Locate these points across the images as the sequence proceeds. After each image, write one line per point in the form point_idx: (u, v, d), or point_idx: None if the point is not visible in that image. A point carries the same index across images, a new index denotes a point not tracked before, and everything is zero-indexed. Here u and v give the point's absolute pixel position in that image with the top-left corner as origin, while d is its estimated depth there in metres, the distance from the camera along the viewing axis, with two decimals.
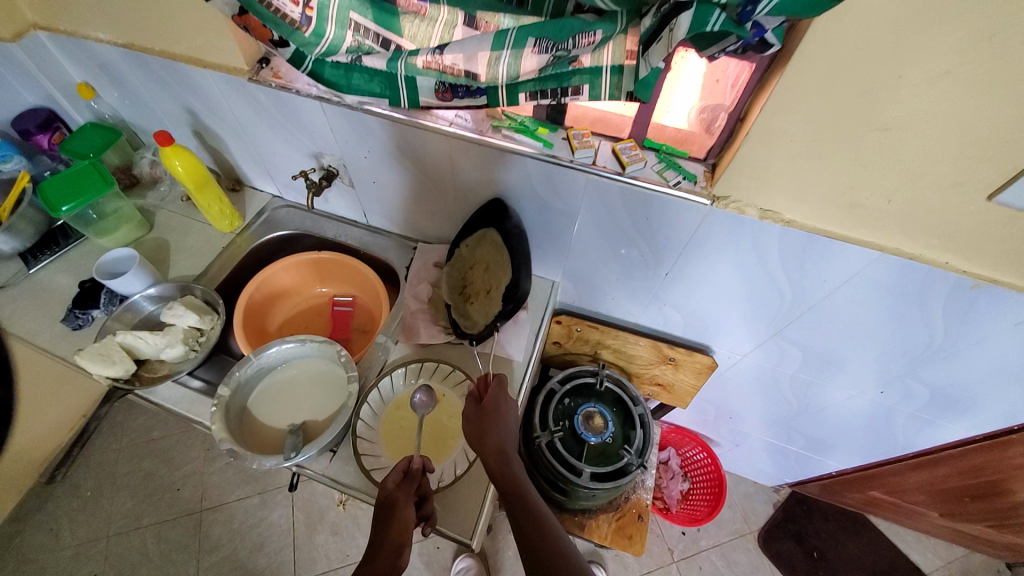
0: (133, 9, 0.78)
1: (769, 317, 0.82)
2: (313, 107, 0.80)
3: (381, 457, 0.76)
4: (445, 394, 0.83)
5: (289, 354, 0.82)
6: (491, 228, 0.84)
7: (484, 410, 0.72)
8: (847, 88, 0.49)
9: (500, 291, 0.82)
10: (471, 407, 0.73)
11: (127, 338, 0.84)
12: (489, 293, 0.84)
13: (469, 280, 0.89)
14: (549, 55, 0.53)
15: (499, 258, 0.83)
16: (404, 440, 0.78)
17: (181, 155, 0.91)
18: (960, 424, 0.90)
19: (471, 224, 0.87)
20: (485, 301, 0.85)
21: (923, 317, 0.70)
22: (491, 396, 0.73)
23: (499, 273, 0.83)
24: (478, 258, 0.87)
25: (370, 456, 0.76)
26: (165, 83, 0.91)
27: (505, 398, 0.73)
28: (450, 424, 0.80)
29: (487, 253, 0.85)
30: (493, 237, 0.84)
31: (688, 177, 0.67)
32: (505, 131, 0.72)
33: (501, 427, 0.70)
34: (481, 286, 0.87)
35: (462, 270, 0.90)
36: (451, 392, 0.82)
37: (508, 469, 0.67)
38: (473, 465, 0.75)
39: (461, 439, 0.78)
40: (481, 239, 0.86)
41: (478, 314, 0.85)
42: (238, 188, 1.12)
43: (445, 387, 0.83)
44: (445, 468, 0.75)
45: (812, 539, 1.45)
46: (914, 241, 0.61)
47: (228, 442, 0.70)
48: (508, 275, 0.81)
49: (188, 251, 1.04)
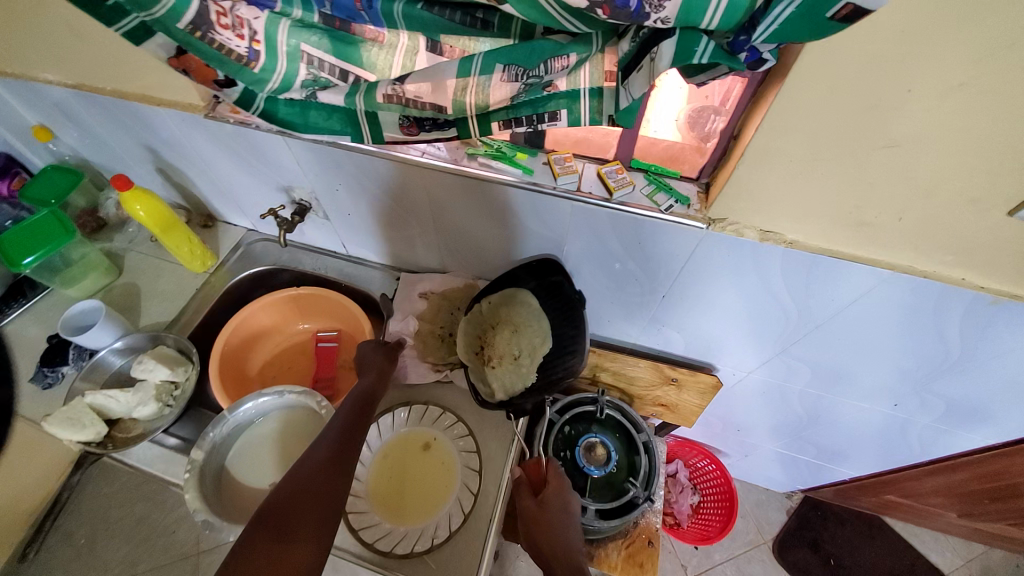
0: (81, 49, 0.73)
1: (774, 336, 0.78)
2: (276, 141, 0.75)
3: (369, 514, 0.71)
4: (436, 438, 0.78)
5: (266, 407, 0.78)
6: (525, 290, 0.81)
7: (547, 506, 0.72)
8: (849, 105, 0.45)
9: (536, 362, 0.77)
10: (529, 503, 0.73)
11: (96, 398, 0.80)
12: (519, 360, 0.80)
13: (490, 341, 0.83)
14: (521, 83, 0.49)
15: (533, 323, 0.79)
16: (396, 489, 0.74)
17: (141, 200, 0.87)
18: (980, 433, 0.86)
19: (499, 282, 0.83)
20: (512, 368, 0.80)
21: (938, 332, 0.65)
22: (551, 488, 0.74)
23: (536, 340, 0.79)
24: (503, 319, 0.82)
25: (359, 514, 0.71)
26: (124, 123, 0.86)
27: (562, 491, 0.75)
28: (443, 474, 0.75)
29: (517, 315, 0.81)
30: (526, 298, 0.80)
31: (681, 200, 0.62)
32: (481, 159, 0.67)
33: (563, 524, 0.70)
34: (505, 350, 0.81)
35: (484, 327, 0.84)
36: (445, 438, 0.78)
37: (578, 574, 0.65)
38: (469, 518, 0.71)
39: (455, 488, 0.74)
40: (509, 298, 0.82)
41: (499, 382, 0.79)
42: (210, 224, 1.07)
43: (438, 433, 0.79)
44: (440, 521, 0.71)
45: (829, 546, 1.41)
46: (927, 258, 0.56)
47: (202, 512, 0.66)
48: (549, 346, 0.77)
49: (162, 295, 0.99)
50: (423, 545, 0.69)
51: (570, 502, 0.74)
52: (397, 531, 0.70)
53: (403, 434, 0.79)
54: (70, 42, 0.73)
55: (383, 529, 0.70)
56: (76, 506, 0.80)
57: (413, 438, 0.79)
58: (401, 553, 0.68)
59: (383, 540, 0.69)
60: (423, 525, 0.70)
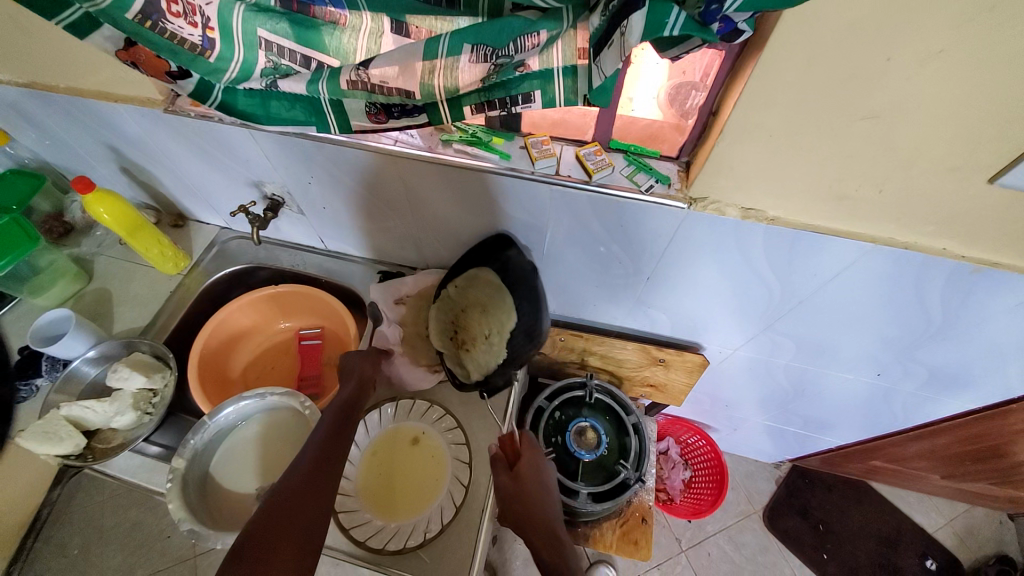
0: (26, 44, 0.69)
1: (759, 313, 0.78)
2: (242, 134, 0.72)
3: (360, 512, 0.71)
4: (425, 432, 0.78)
5: (249, 410, 0.77)
6: (488, 267, 0.75)
7: (522, 482, 0.69)
8: (829, 76, 0.44)
9: (504, 338, 0.71)
10: (503, 480, 0.70)
11: (71, 410, 0.79)
12: (490, 341, 0.73)
13: (462, 323, 0.78)
14: (491, 64, 0.46)
15: (497, 299, 0.72)
16: (385, 485, 0.73)
17: (105, 202, 0.83)
18: (961, 398, 0.87)
19: (462, 264, 0.79)
20: (485, 349, 0.74)
21: (921, 302, 0.66)
22: (525, 465, 0.71)
23: (502, 317, 0.71)
24: (472, 299, 0.77)
25: (349, 513, 0.70)
26: (81, 121, 0.81)
27: (538, 464, 0.72)
28: (432, 468, 0.75)
29: (482, 294, 0.75)
30: (489, 275, 0.74)
31: (662, 180, 0.61)
32: (457, 146, 0.66)
33: (538, 499, 0.68)
34: (478, 331, 0.75)
35: (454, 312, 0.80)
36: (434, 432, 0.78)
37: (559, 553, 0.64)
38: (461, 510, 0.71)
39: (446, 481, 0.73)
40: (472, 278, 0.77)
41: (476, 364, 0.76)
42: (181, 224, 1.03)
43: (426, 427, 0.78)
44: (431, 515, 0.70)
45: (818, 512, 1.45)
46: (908, 229, 0.56)
47: (188, 521, 0.65)
48: (514, 319, 0.69)
49: (135, 300, 0.96)
50: (416, 541, 0.68)
51: (546, 476, 0.72)
52: (389, 528, 0.70)
53: (390, 430, 0.78)
54: (12, 37, 0.68)
55: (374, 526, 0.70)
56: (65, 517, 0.79)
57: (401, 434, 0.78)
58: (394, 549, 0.68)
59: (375, 537, 0.69)
60: (414, 519, 0.70)
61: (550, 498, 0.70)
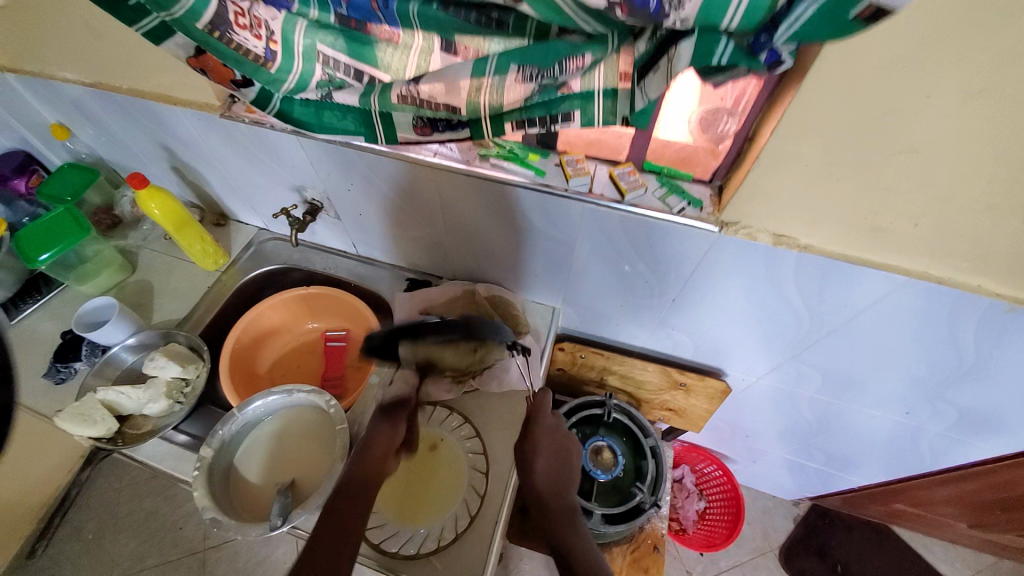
0: (100, 48, 0.74)
1: (785, 341, 0.77)
2: (289, 141, 0.76)
3: (377, 514, 0.72)
4: (444, 439, 0.79)
5: (274, 405, 0.79)
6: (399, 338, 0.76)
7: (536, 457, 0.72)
8: (866, 110, 0.45)
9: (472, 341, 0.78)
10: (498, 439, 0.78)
11: (107, 394, 0.82)
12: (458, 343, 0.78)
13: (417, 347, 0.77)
14: (536, 83, 0.48)
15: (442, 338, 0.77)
16: (402, 491, 0.74)
17: (158, 198, 0.89)
18: (993, 443, 0.84)
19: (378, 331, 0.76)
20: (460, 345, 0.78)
21: (955, 340, 0.65)
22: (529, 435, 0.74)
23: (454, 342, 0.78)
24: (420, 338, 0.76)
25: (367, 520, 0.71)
26: (140, 123, 0.87)
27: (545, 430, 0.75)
28: (448, 479, 0.75)
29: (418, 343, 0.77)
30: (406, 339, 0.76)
31: (693, 203, 0.62)
32: (493, 160, 0.68)
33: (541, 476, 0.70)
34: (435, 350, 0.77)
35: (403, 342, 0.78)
36: (454, 439, 0.79)
37: (568, 533, 0.65)
38: (476, 519, 0.71)
39: (462, 488, 0.74)
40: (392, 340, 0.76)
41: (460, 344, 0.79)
42: (222, 223, 1.08)
43: (446, 434, 0.79)
44: (444, 523, 0.71)
45: (838, 555, 1.39)
46: (942, 265, 0.56)
47: (211, 509, 0.67)
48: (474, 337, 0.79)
49: (173, 293, 1.01)
50: (429, 547, 0.69)
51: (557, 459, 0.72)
52: (402, 532, 0.70)
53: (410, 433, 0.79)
54: (88, 42, 0.74)
55: (389, 530, 0.70)
56: None
57: (422, 438, 0.79)
58: (406, 554, 0.68)
59: (389, 541, 0.70)
60: (429, 525, 0.71)
61: (546, 474, 0.71)
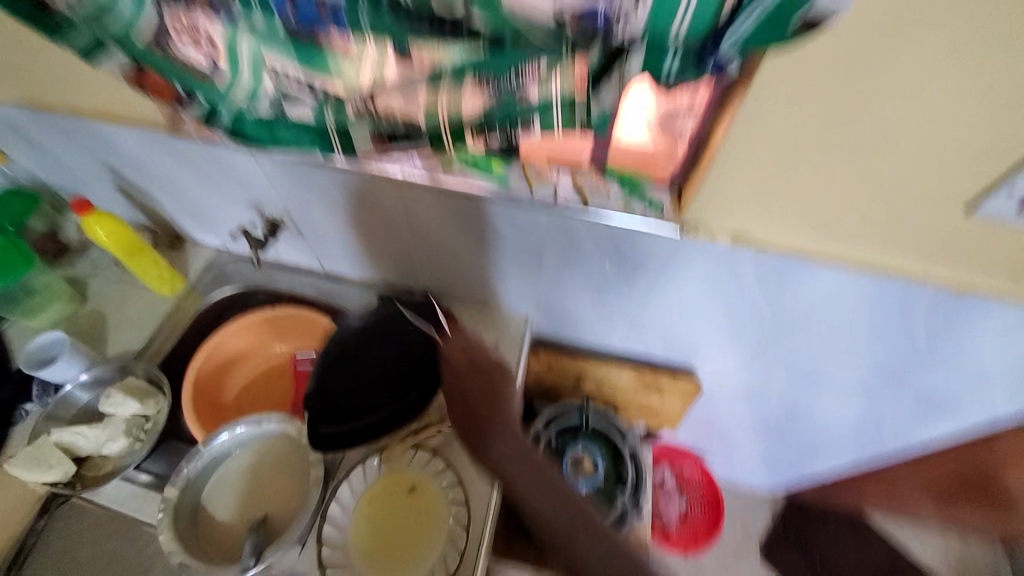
0: (37, 65, 0.71)
1: (752, 337, 0.79)
2: (244, 158, 0.74)
3: (358, 574, 0.67)
4: (422, 481, 0.73)
5: (242, 439, 0.75)
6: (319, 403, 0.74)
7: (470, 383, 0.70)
8: (810, 109, 0.47)
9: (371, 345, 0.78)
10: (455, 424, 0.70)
11: (63, 436, 0.79)
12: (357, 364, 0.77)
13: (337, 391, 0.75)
14: (492, 93, 0.48)
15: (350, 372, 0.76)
16: (381, 543, 0.69)
17: (103, 223, 0.84)
18: (949, 422, 0.88)
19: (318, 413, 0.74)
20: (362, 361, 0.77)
21: (907, 328, 0.68)
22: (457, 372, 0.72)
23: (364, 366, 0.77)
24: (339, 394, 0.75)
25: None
26: (84, 144, 0.83)
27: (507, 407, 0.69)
28: (429, 520, 0.70)
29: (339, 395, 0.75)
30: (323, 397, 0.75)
31: (654, 206, 0.62)
32: (455, 171, 0.66)
33: (517, 464, 0.66)
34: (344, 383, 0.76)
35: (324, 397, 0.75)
36: (430, 479, 0.73)
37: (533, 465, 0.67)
38: (464, 562, 0.67)
39: (445, 533, 0.69)
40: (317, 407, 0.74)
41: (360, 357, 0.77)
42: (179, 246, 1.04)
43: (422, 474, 0.73)
44: (429, 572, 0.67)
45: (815, 544, 1.44)
46: (892, 254, 0.59)
47: (178, 554, 0.65)
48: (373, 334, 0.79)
49: (129, 322, 0.96)
50: None
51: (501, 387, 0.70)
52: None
53: (380, 479, 0.73)
54: (25, 60, 0.71)
55: None
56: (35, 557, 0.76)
57: (396, 483, 0.73)
58: None
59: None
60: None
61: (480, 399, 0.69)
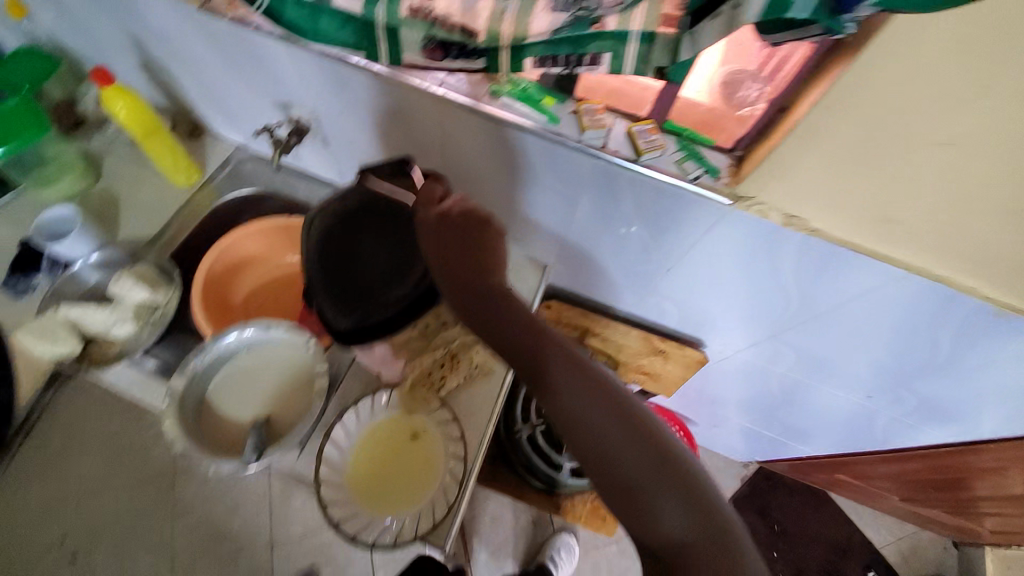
0: None
1: (772, 321, 0.78)
2: (278, 48, 0.67)
3: (350, 504, 0.70)
4: (425, 429, 0.74)
5: (249, 341, 0.76)
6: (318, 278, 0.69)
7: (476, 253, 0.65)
8: (915, 93, 0.42)
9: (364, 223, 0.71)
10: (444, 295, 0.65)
11: (71, 312, 0.78)
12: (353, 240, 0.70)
13: (333, 266, 0.69)
14: (568, 14, 0.43)
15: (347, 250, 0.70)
16: (377, 479, 0.71)
17: (123, 96, 0.80)
18: (941, 429, 0.90)
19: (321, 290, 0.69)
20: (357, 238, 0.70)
21: (933, 336, 0.67)
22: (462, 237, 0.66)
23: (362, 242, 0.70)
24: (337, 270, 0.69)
25: (338, 505, 0.69)
26: (102, 5, 0.76)
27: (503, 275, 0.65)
28: (426, 468, 0.72)
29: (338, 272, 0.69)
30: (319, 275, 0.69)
31: (710, 171, 0.58)
32: (505, 100, 0.62)
33: (552, 357, 0.56)
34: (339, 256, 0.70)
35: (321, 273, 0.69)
36: (431, 428, 0.74)
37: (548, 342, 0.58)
38: (453, 508, 0.69)
39: (438, 477, 0.71)
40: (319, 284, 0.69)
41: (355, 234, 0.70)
42: (197, 135, 0.99)
43: (426, 423, 0.75)
44: (420, 511, 0.69)
45: (774, 512, 1.52)
46: (944, 263, 0.56)
47: (181, 440, 0.66)
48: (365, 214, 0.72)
49: (142, 207, 0.93)
50: (404, 536, 0.68)
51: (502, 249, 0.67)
52: (378, 522, 0.69)
53: (386, 419, 0.75)
54: None
55: (363, 519, 0.69)
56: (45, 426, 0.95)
57: (401, 427, 0.75)
58: (382, 545, 0.67)
59: (364, 531, 0.68)
60: (404, 514, 0.69)
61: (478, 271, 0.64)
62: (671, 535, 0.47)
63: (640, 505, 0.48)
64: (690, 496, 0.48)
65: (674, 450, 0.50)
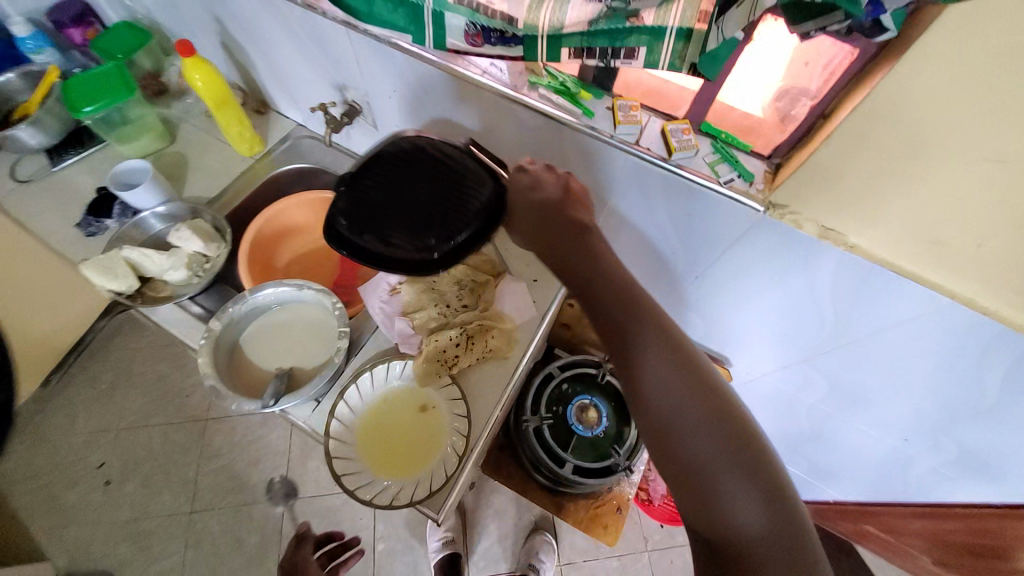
0: None
1: (803, 342, 0.75)
2: (337, 30, 0.72)
3: (354, 461, 0.73)
4: (436, 403, 0.77)
5: (285, 296, 0.81)
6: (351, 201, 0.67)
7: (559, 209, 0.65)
8: (971, 102, 0.39)
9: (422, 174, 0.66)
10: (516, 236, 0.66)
11: (132, 253, 0.85)
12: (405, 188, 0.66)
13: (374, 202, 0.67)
14: (603, 6, 0.43)
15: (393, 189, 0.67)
16: (385, 442, 0.74)
17: (201, 69, 0.87)
18: (983, 488, 0.82)
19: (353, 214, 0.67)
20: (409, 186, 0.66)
21: (979, 377, 0.61)
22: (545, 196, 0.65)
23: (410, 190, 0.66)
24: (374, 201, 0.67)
25: (343, 460, 0.72)
26: None
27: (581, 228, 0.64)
28: (432, 438, 0.74)
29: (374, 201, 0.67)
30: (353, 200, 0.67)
31: (745, 176, 0.58)
32: (543, 91, 0.64)
33: (637, 327, 0.56)
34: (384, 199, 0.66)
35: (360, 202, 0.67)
36: (443, 401, 0.76)
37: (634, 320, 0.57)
38: (452, 479, 0.70)
39: (443, 448, 0.73)
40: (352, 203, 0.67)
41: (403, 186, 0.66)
42: (263, 111, 1.07)
43: (437, 397, 0.77)
44: (421, 479, 0.71)
45: None
46: (992, 296, 0.51)
47: (212, 377, 0.71)
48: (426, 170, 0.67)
49: (206, 171, 1.02)
50: (403, 500, 0.70)
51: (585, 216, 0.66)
52: (379, 481, 0.71)
53: (400, 386, 0.78)
54: None
55: (365, 477, 0.72)
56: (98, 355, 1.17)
57: (413, 398, 0.77)
58: (381, 503, 0.70)
59: (364, 488, 0.71)
60: (405, 479, 0.71)
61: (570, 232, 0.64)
62: (744, 529, 0.47)
63: (715, 495, 0.48)
64: (769, 494, 0.47)
65: (755, 444, 0.49)
